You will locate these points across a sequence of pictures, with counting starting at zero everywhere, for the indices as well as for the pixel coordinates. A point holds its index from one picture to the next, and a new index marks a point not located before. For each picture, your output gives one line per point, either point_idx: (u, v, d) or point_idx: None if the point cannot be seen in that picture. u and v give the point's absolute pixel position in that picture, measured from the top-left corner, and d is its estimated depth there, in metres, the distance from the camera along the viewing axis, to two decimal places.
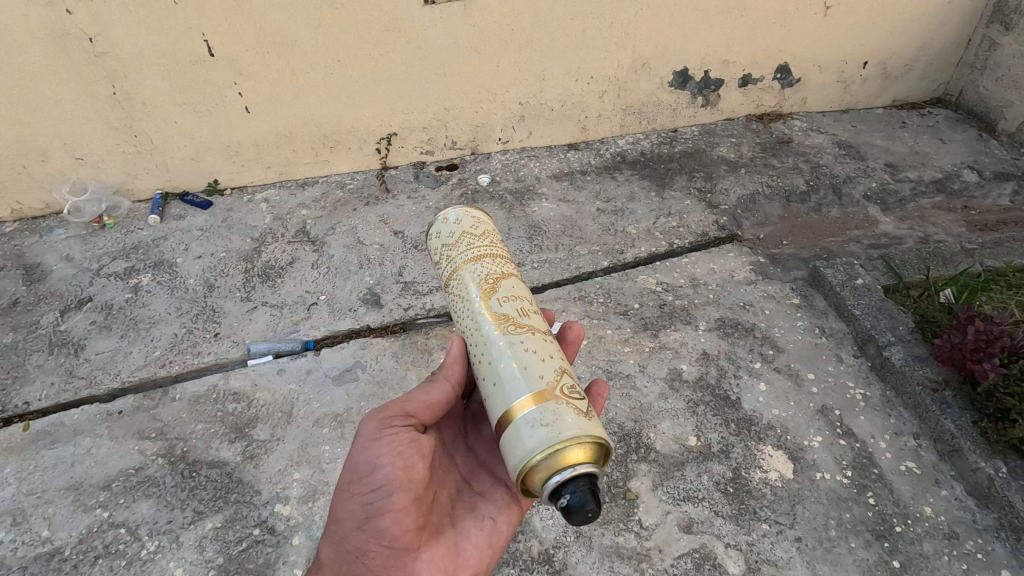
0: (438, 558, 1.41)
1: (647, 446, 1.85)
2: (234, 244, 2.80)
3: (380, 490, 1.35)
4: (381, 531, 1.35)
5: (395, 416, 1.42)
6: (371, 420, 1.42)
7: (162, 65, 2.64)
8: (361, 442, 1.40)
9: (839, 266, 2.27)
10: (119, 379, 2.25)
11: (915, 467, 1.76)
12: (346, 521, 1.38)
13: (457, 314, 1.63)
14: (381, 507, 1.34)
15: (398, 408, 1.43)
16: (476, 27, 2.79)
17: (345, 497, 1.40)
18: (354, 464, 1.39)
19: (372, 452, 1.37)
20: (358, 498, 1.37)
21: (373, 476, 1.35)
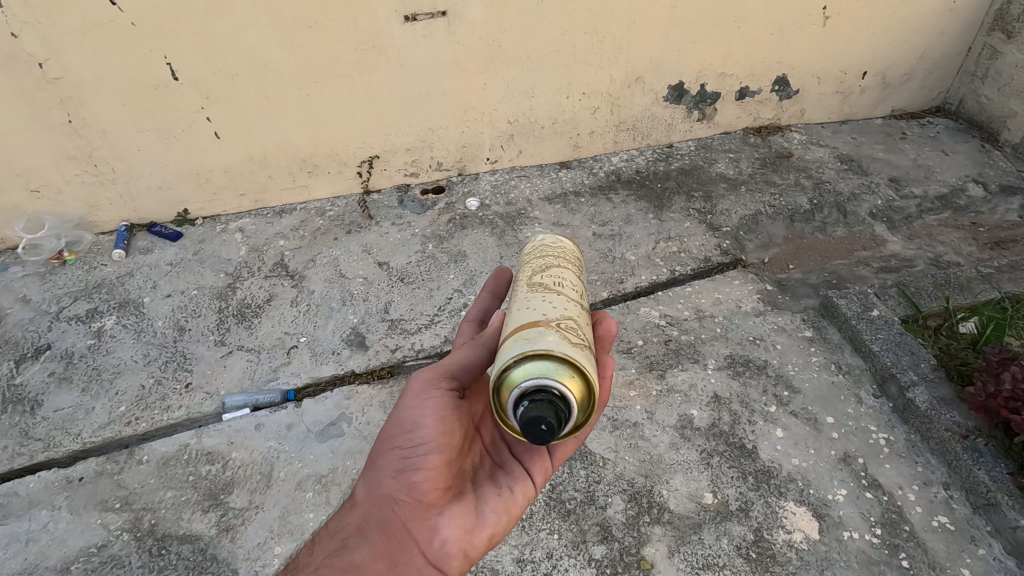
0: (461, 520, 1.37)
1: (660, 505, 1.71)
2: (207, 280, 2.60)
3: (419, 446, 1.34)
4: (413, 484, 1.33)
5: (438, 377, 1.43)
6: (421, 378, 1.44)
7: (122, 91, 2.43)
8: (408, 399, 1.41)
9: (854, 296, 2.18)
10: (80, 440, 2.05)
11: (948, 522, 1.64)
12: (380, 469, 1.36)
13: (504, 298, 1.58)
14: (417, 463, 1.33)
15: (441, 371, 1.44)
16: (462, 44, 2.63)
17: (384, 447, 1.38)
18: (397, 418, 1.39)
19: (417, 410, 1.38)
20: (397, 451, 1.36)
21: (415, 433, 1.35)
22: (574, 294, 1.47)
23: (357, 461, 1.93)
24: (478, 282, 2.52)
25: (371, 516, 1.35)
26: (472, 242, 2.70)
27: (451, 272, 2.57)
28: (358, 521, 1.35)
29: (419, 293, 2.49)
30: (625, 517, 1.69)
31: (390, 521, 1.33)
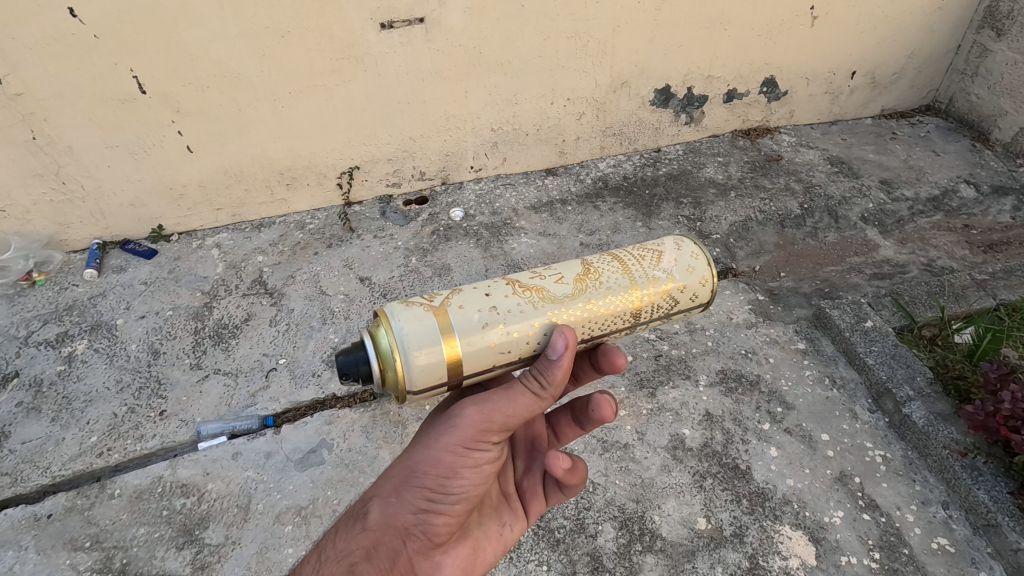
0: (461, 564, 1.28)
1: (652, 532, 1.65)
2: (182, 300, 2.51)
3: (448, 495, 1.20)
4: (432, 528, 1.21)
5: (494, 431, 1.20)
6: (468, 421, 1.18)
7: (87, 105, 2.34)
8: (446, 436, 1.19)
9: (847, 306, 2.14)
10: (49, 473, 1.95)
11: (948, 544, 1.60)
12: (403, 501, 1.20)
13: None
14: (442, 509, 1.21)
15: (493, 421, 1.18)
16: (442, 51, 2.56)
17: (413, 480, 1.20)
18: (434, 454, 1.20)
19: (457, 458, 1.19)
20: (425, 492, 1.20)
21: (449, 482, 1.19)
22: (543, 275, 1.29)
23: (338, 491, 1.86)
24: None
25: (381, 544, 1.19)
26: (456, 255, 2.63)
27: (435, 286, 2.50)
28: (366, 546, 1.19)
29: None
30: (616, 545, 1.63)
31: (398, 555, 1.19)
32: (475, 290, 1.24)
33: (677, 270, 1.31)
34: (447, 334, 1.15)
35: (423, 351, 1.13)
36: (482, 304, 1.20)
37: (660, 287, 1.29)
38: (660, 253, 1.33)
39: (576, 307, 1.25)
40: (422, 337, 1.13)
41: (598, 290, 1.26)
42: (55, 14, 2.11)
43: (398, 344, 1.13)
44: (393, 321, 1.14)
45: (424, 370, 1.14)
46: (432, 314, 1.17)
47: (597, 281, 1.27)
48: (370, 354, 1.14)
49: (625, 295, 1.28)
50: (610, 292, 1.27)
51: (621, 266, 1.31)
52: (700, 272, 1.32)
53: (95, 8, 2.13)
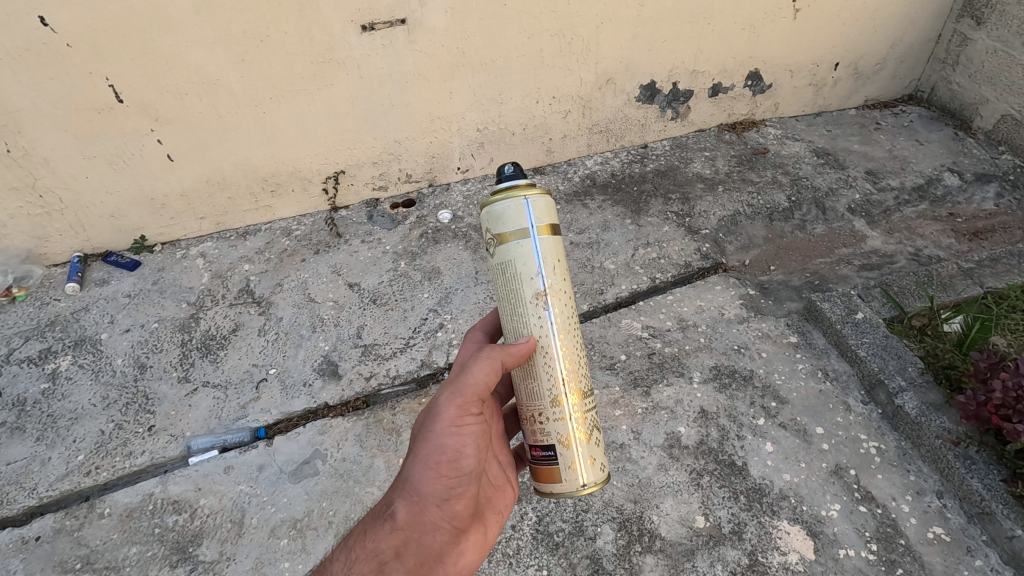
0: (479, 543, 1.40)
1: (651, 533, 1.64)
2: (168, 312, 2.47)
3: (463, 476, 1.33)
4: (455, 513, 1.33)
5: (468, 402, 1.36)
6: (450, 403, 1.34)
7: (61, 116, 2.28)
8: (441, 424, 1.33)
9: (837, 298, 2.15)
10: (35, 494, 1.91)
11: (944, 533, 1.61)
12: (429, 495, 1.30)
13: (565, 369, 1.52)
14: (461, 492, 1.33)
15: (469, 391, 1.36)
16: (424, 52, 2.53)
17: (429, 469, 1.31)
18: (437, 439, 1.32)
19: (458, 438, 1.33)
20: (444, 479, 1.32)
21: (460, 461, 1.33)
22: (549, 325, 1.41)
23: (333, 502, 1.84)
24: (454, 300, 2.42)
25: (412, 541, 1.27)
26: (446, 257, 2.61)
27: (426, 290, 2.47)
28: (397, 545, 1.26)
29: (393, 315, 2.39)
30: (615, 547, 1.62)
31: (429, 550, 1.28)
32: (561, 273, 1.42)
33: (569, 461, 1.39)
34: (532, 244, 1.37)
35: (516, 216, 1.37)
36: (552, 279, 1.39)
37: (560, 444, 1.39)
38: (596, 461, 1.41)
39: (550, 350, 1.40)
40: (531, 220, 1.37)
41: (561, 390, 1.40)
42: (26, 23, 2.05)
43: (518, 199, 1.37)
44: (537, 199, 1.39)
45: (502, 217, 1.38)
46: (550, 235, 1.40)
47: (569, 394, 1.40)
48: (514, 183, 1.40)
49: (556, 408, 1.40)
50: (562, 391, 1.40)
51: (582, 426, 1.41)
52: (556, 474, 1.40)
53: (67, 16, 2.08)
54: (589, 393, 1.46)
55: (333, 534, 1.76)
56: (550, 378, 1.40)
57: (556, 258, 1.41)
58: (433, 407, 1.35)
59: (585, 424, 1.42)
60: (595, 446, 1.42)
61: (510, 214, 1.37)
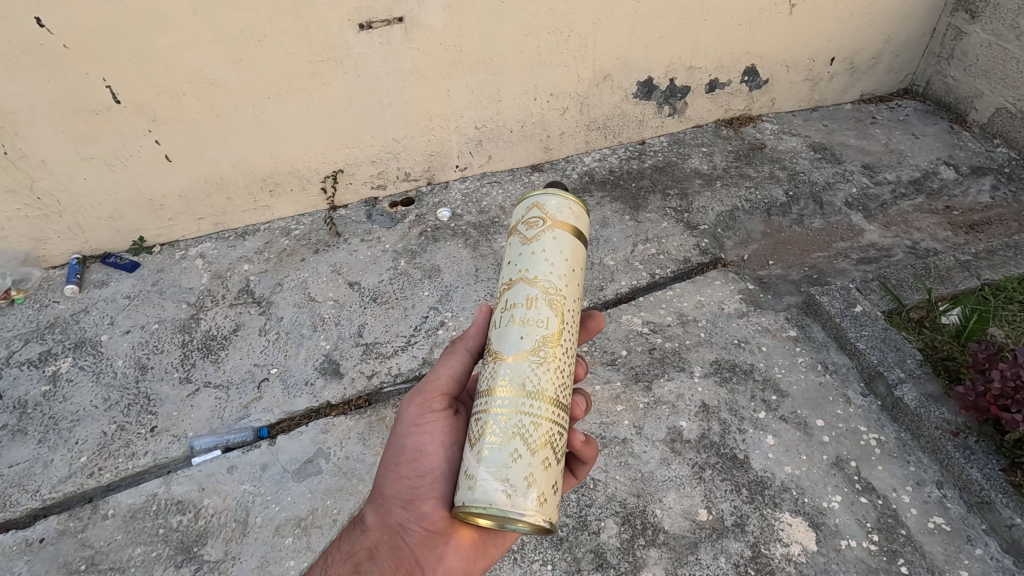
0: (468, 546, 1.33)
1: (654, 526, 1.65)
2: (168, 313, 2.47)
3: (424, 475, 1.33)
4: (421, 514, 1.31)
5: (431, 400, 1.40)
6: (412, 403, 1.41)
7: (58, 118, 2.27)
8: (404, 425, 1.40)
9: (836, 292, 2.16)
10: (38, 497, 1.91)
11: (944, 523, 1.62)
12: (391, 497, 1.34)
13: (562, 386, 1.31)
14: (423, 492, 1.32)
15: (434, 389, 1.41)
16: (422, 50, 2.53)
17: (390, 471, 1.37)
18: (399, 441, 1.39)
19: (417, 437, 1.36)
20: (405, 479, 1.34)
21: (419, 459, 1.35)
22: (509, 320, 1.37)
23: (337, 500, 1.84)
24: (454, 298, 2.43)
25: (383, 544, 1.32)
26: (445, 256, 2.61)
27: (426, 288, 2.48)
28: (370, 547, 1.33)
29: (394, 314, 2.39)
30: (619, 541, 1.63)
31: (399, 551, 1.31)
32: (570, 277, 1.37)
33: (507, 477, 1.16)
34: (551, 237, 1.36)
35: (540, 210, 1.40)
36: (556, 275, 1.34)
37: (505, 451, 1.18)
38: (546, 490, 1.18)
39: (531, 344, 1.29)
40: (558, 215, 1.38)
41: (530, 393, 1.25)
42: (22, 25, 2.04)
43: (552, 195, 1.41)
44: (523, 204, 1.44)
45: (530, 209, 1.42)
46: (572, 235, 1.38)
47: (538, 400, 1.24)
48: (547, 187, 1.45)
49: (513, 405, 1.23)
50: (530, 393, 1.25)
51: (540, 445, 1.21)
52: (486, 482, 1.16)
53: (63, 17, 2.07)
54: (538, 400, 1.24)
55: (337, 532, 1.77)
56: (522, 373, 1.26)
57: (570, 259, 1.37)
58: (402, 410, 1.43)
59: (548, 441, 1.23)
60: (549, 474, 1.20)
61: (539, 206, 1.40)
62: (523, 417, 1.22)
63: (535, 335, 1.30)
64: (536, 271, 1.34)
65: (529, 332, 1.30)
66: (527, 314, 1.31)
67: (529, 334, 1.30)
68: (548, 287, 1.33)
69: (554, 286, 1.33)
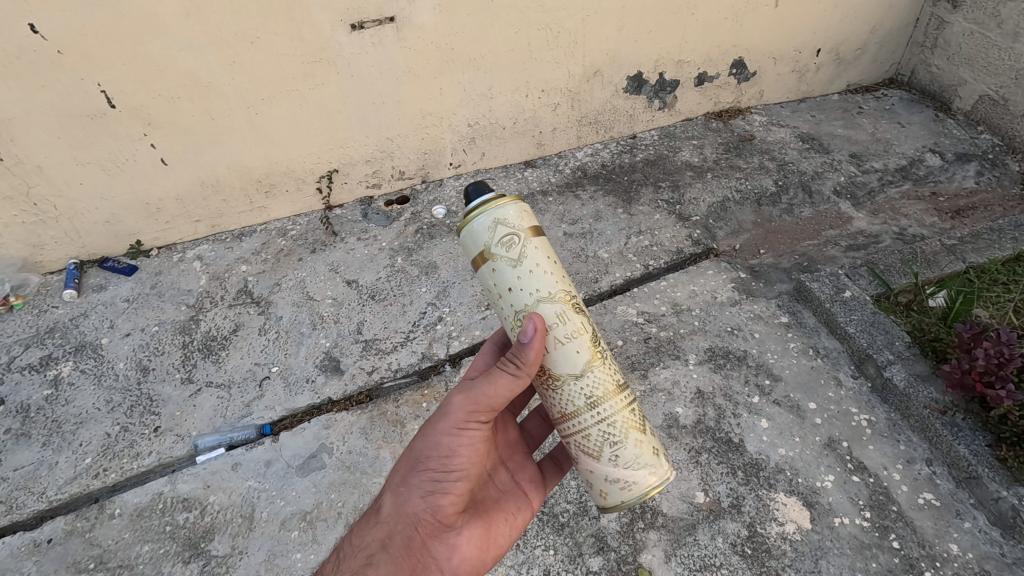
0: (476, 540, 1.40)
1: (653, 510, 1.69)
2: (168, 315, 2.49)
3: (450, 473, 1.35)
4: (439, 506, 1.34)
5: (481, 412, 1.35)
6: (460, 405, 1.33)
7: (54, 123, 2.28)
8: (443, 424, 1.34)
9: (826, 278, 2.21)
10: (45, 498, 1.93)
11: (934, 498, 1.67)
12: (412, 486, 1.34)
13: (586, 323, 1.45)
14: (447, 488, 1.35)
15: (484, 399, 1.33)
16: (413, 49, 2.55)
17: (417, 465, 1.34)
18: (433, 439, 1.34)
19: (454, 440, 1.34)
20: (429, 473, 1.34)
21: (450, 459, 1.35)
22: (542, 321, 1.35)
23: (342, 493, 1.87)
24: (451, 293, 2.46)
25: (397, 533, 1.30)
26: (442, 252, 2.64)
27: (423, 284, 2.51)
28: (382, 537, 1.30)
29: (392, 310, 2.42)
30: (619, 525, 1.67)
31: (413, 539, 1.30)
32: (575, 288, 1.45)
33: (633, 448, 1.37)
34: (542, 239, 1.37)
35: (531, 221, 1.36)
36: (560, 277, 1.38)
37: (630, 450, 1.37)
38: (660, 452, 1.41)
39: (607, 374, 1.39)
40: (524, 223, 1.35)
41: (616, 400, 1.38)
42: (16, 31, 2.05)
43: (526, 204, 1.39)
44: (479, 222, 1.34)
45: (517, 223, 1.34)
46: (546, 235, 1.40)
47: (624, 402, 1.39)
48: (484, 197, 1.36)
49: (603, 414, 1.37)
50: (621, 403, 1.39)
51: (637, 416, 1.41)
52: (638, 479, 1.37)
53: (56, 22, 2.08)
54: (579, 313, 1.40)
55: (343, 524, 1.80)
56: (601, 392, 1.37)
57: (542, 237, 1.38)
58: (444, 408, 1.35)
59: (633, 420, 1.40)
60: (653, 438, 1.42)
61: (519, 219, 1.35)
62: (627, 419, 1.39)
63: (605, 370, 1.39)
64: (557, 287, 1.36)
65: (583, 346, 1.37)
66: (590, 351, 1.38)
67: (599, 364, 1.39)
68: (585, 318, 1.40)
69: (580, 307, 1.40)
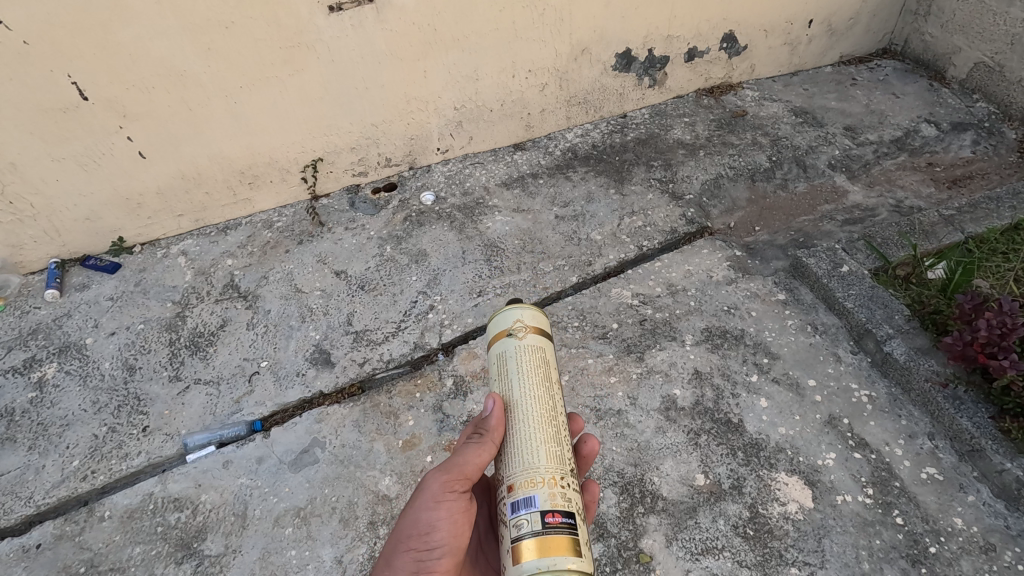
0: None
1: (653, 494, 1.66)
2: (153, 312, 2.43)
3: (435, 549, 1.18)
4: None
5: (457, 481, 1.21)
6: (436, 478, 1.20)
7: (25, 118, 2.20)
8: (421, 499, 1.20)
9: (822, 253, 2.16)
10: (32, 503, 1.88)
11: (937, 473, 1.64)
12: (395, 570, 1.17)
13: (559, 417, 1.29)
14: (432, 566, 1.17)
15: (461, 470, 1.21)
16: (395, 31, 2.47)
17: (400, 545, 1.19)
18: (414, 514, 1.20)
19: (434, 513, 1.18)
20: (414, 553, 1.17)
21: (431, 535, 1.18)
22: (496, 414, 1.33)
23: (335, 488, 1.83)
24: (443, 281, 2.41)
25: None
26: (431, 239, 2.59)
27: (413, 273, 2.46)
28: None
29: (383, 300, 2.37)
30: (618, 510, 1.64)
31: None
32: (546, 384, 1.32)
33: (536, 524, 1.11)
34: (511, 338, 1.35)
35: (511, 324, 1.37)
36: (524, 376, 1.31)
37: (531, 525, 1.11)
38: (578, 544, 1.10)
39: (539, 455, 1.20)
40: (507, 325, 1.37)
41: (532, 478, 1.18)
42: None
43: (509, 309, 1.40)
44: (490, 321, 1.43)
45: (494, 328, 1.40)
46: (529, 340, 1.35)
47: (542, 484, 1.16)
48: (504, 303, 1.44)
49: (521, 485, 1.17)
50: (536, 480, 1.17)
51: (552, 499, 1.14)
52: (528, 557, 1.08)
53: (21, 12, 1.99)
54: (536, 410, 1.27)
55: (337, 519, 1.76)
56: (516, 468, 1.20)
57: (536, 344, 1.35)
58: (421, 483, 1.22)
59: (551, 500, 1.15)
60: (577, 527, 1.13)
61: (498, 322, 1.40)
62: (535, 500, 1.14)
63: (536, 450, 1.21)
64: (506, 384, 1.31)
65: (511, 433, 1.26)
66: (519, 435, 1.24)
67: (532, 446, 1.22)
68: (521, 407, 1.27)
69: (522, 399, 1.28)
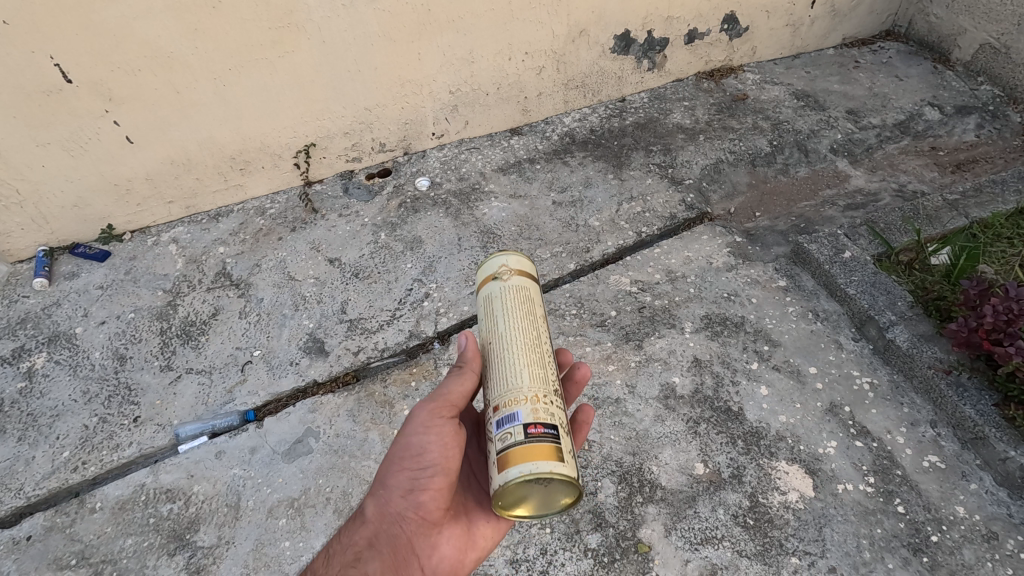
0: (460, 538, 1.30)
1: (651, 483, 1.64)
2: (144, 301, 2.39)
3: (426, 469, 1.23)
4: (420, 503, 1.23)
5: (442, 408, 1.25)
6: (424, 405, 1.26)
7: (7, 102, 2.14)
8: (412, 424, 1.26)
9: (824, 239, 2.12)
10: (22, 494, 1.86)
11: (939, 461, 1.62)
12: (390, 486, 1.25)
13: (544, 344, 1.28)
14: (425, 483, 1.23)
15: (445, 398, 1.26)
16: (387, 11, 2.41)
17: (393, 464, 1.26)
18: (405, 437, 1.25)
19: (424, 436, 1.23)
20: (408, 471, 1.24)
21: (423, 456, 1.23)
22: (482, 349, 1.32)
23: (330, 478, 1.80)
24: (438, 269, 2.37)
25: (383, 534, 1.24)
26: (426, 226, 2.55)
27: (409, 260, 2.42)
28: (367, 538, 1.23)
29: (377, 288, 2.33)
30: (616, 500, 1.62)
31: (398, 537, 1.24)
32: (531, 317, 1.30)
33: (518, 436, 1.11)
34: (497, 282, 1.33)
35: (494, 268, 1.35)
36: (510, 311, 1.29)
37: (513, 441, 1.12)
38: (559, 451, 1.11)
39: (521, 375, 1.20)
40: (492, 269, 1.36)
41: (514, 397, 1.17)
42: None
43: (494, 255, 1.38)
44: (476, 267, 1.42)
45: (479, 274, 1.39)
46: (514, 280, 1.33)
47: (522, 402, 1.16)
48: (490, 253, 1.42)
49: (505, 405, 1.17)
50: (519, 399, 1.16)
51: (531, 414, 1.14)
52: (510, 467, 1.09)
53: None
54: (519, 333, 1.26)
55: (332, 510, 1.74)
56: (501, 394, 1.20)
57: (520, 281, 1.33)
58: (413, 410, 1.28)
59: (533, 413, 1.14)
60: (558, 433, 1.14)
61: (486, 267, 1.38)
62: (518, 415, 1.14)
63: (519, 371, 1.21)
64: (490, 320, 1.30)
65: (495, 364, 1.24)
66: (502, 360, 1.24)
67: (514, 368, 1.21)
68: (505, 336, 1.26)
69: (504, 330, 1.27)
